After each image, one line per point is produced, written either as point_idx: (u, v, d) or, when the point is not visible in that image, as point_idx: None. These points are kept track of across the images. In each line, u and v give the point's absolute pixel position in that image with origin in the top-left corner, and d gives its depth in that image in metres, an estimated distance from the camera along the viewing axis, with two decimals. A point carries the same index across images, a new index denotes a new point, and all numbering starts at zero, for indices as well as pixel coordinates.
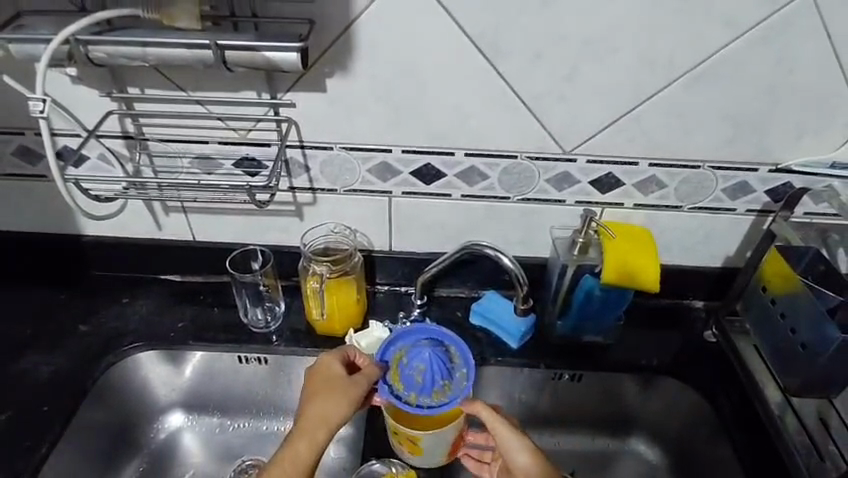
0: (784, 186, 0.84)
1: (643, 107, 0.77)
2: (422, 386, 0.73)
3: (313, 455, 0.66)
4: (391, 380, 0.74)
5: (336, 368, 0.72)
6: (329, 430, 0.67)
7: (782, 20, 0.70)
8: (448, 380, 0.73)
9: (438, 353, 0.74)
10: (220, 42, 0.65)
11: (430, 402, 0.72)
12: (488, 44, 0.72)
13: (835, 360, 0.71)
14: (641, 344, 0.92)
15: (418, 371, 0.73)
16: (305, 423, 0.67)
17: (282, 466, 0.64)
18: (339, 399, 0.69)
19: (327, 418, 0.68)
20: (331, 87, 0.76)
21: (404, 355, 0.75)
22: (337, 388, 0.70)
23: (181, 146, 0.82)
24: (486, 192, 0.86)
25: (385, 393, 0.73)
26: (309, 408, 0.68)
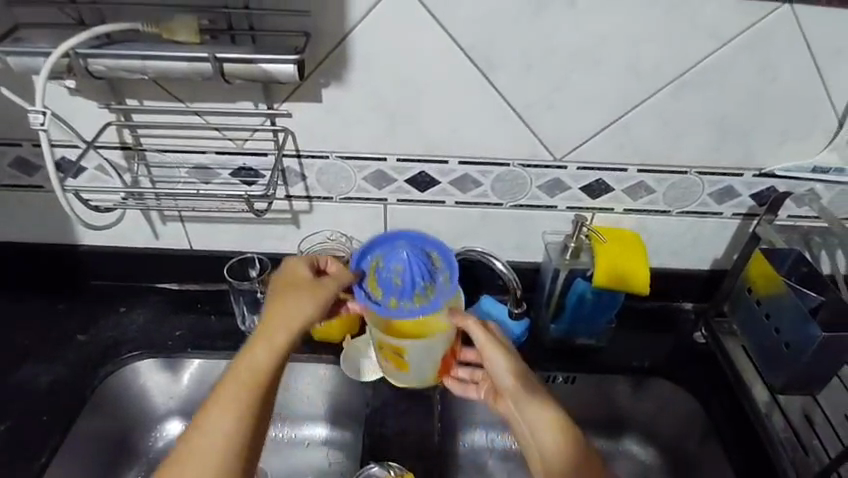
0: (768, 190, 0.86)
1: (631, 115, 0.79)
2: (401, 289, 0.72)
3: (276, 358, 0.65)
4: (370, 287, 0.74)
5: (303, 272, 0.72)
6: (291, 329, 0.67)
7: (762, 31, 0.72)
8: (428, 282, 0.72)
9: (416, 254, 0.72)
10: (218, 55, 0.66)
11: (411, 305, 0.72)
12: (480, 55, 0.74)
13: (817, 358, 0.73)
14: (633, 346, 0.94)
15: (396, 272, 0.72)
16: (270, 324, 0.67)
17: (243, 369, 0.64)
18: (301, 299, 0.68)
19: (292, 317, 0.67)
20: (327, 97, 0.78)
21: (381, 260, 0.74)
22: (301, 290, 0.69)
23: (179, 156, 0.84)
24: (480, 198, 0.88)
25: (363, 301, 0.73)
26: (272, 311, 0.68)
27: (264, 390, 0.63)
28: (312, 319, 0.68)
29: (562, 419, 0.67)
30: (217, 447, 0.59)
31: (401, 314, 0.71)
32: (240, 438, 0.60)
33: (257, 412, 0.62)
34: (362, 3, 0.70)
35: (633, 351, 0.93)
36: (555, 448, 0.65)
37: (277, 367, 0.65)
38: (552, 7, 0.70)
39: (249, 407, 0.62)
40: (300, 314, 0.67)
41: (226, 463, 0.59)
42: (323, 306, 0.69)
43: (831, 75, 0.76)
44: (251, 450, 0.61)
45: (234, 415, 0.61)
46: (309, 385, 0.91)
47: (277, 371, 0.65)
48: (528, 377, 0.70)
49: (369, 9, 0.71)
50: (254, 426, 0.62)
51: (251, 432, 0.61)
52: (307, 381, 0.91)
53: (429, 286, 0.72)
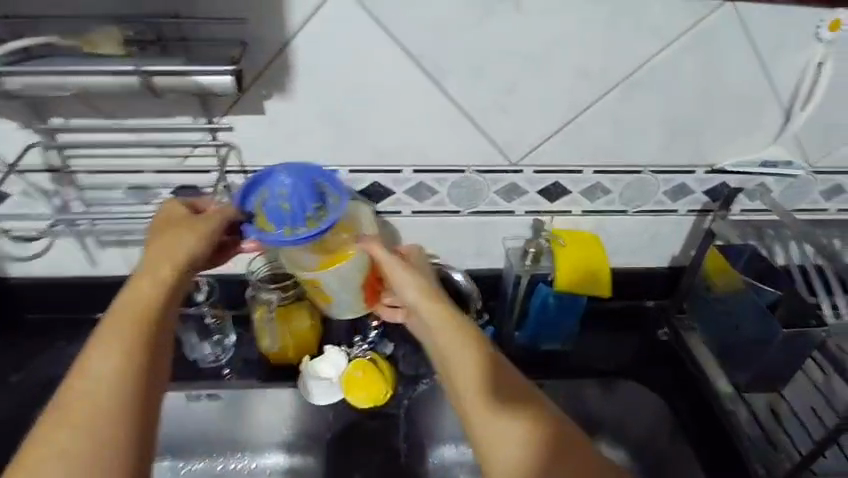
0: (721, 186, 0.87)
1: (584, 117, 0.78)
2: (292, 215, 0.67)
3: (162, 290, 0.59)
4: (258, 224, 0.67)
5: (180, 211, 0.67)
6: (173, 261, 0.61)
7: (706, 29, 0.73)
8: (320, 205, 0.68)
9: (300, 175, 0.68)
10: (146, 68, 0.62)
11: (305, 229, 0.65)
12: (428, 60, 0.72)
13: (783, 352, 0.74)
14: (598, 349, 0.94)
15: (283, 198, 0.67)
16: (149, 262, 0.61)
17: (123, 308, 0.56)
18: (183, 231, 0.63)
19: (174, 252, 0.62)
20: (270, 108, 0.74)
21: (263, 193, 0.68)
22: (182, 224, 0.64)
23: (114, 177, 0.78)
24: (437, 207, 0.85)
25: (255, 237, 0.66)
26: (151, 249, 0.62)
27: (150, 324, 0.56)
28: (199, 250, 0.63)
29: (477, 339, 0.61)
30: (102, 387, 0.50)
31: (296, 238, 0.64)
32: (128, 373, 0.52)
33: (146, 347, 0.55)
34: (301, 8, 0.67)
35: (598, 353, 0.93)
36: (471, 371, 0.58)
37: (164, 299, 0.59)
38: (499, 10, 0.69)
39: (134, 341, 0.54)
40: (184, 246, 0.62)
41: (117, 399, 0.50)
42: (210, 237, 0.65)
43: (773, 71, 0.77)
44: (148, 385, 0.53)
45: (118, 350, 0.53)
46: (267, 411, 0.86)
47: (164, 304, 0.59)
48: (442, 299, 0.66)
49: (309, 15, 0.67)
50: (147, 360, 0.54)
51: (143, 365, 0.53)
52: (266, 407, 0.86)
53: (322, 208, 0.67)
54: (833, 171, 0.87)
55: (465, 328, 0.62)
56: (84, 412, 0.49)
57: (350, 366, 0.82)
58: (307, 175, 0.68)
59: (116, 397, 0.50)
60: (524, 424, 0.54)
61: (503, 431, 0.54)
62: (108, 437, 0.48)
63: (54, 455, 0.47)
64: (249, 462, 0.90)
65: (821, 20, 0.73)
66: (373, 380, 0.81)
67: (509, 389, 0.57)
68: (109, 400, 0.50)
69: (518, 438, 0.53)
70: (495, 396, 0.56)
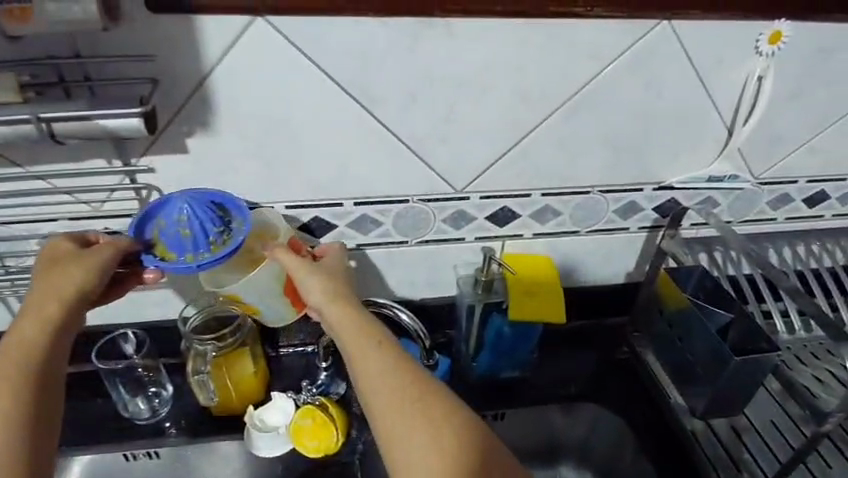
0: (669, 201, 0.86)
1: (527, 141, 0.76)
2: (193, 241, 0.65)
3: (48, 333, 0.54)
4: (157, 252, 0.65)
5: (68, 247, 0.61)
6: (60, 302, 0.55)
7: (643, 49, 0.71)
8: (222, 229, 0.66)
9: (197, 200, 0.66)
10: (43, 115, 0.56)
11: (208, 255, 0.64)
12: (360, 90, 0.68)
13: (735, 378, 0.72)
14: (558, 372, 0.91)
15: (182, 225, 0.65)
16: (33, 305, 0.55)
17: (7, 351, 0.52)
18: (71, 264, 0.58)
19: (60, 292, 0.56)
20: (193, 146, 0.69)
21: (161, 221, 0.66)
22: (70, 257, 0.59)
23: (26, 227, 0.72)
24: (382, 238, 0.81)
25: (155, 267, 0.64)
26: (37, 286, 0.57)
27: (37, 363, 0.52)
28: (91, 282, 0.58)
29: (389, 342, 0.57)
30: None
31: (200, 265, 0.63)
32: (14, 417, 0.48)
33: (34, 388, 0.50)
34: (217, 41, 0.62)
35: (558, 377, 0.90)
36: (381, 377, 0.55)
37: (54, 336, 0.54)
38: (430, 36, 0.66)
39: (19, 384, 0.50)
40: (72, 280, 0.57)
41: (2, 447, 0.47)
42: (102, 269, 0.59)
43: (713, 86, 0.76)
44: (39, 426, 0.49)
45: (4, 393, 0.49)
46: (214, 463, 0.81)
47: (54, 341, 0.54)
48: (352, 302, 0.62)
49: (228, 47, 0.63)
50: (35, 400, 0.50)
51: (32, 406, 0.49)
52: (212, 460, 0.81)
53: (225, 232, 0.66)
54: (777, 182, 0.87)
55: (376, 331, 0.58)
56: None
57: (299, 414, 0.77)
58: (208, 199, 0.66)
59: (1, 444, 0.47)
60: (439, 433, 0.51)
61: (417, 442, 0.51)
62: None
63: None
64: None
65: (760, 32, 0.73)
66: (324, 426, 0.76)
67: (423, 394, 0.54)
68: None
69: (434, 449, 0.51)
70: (408, 403, 0.53)
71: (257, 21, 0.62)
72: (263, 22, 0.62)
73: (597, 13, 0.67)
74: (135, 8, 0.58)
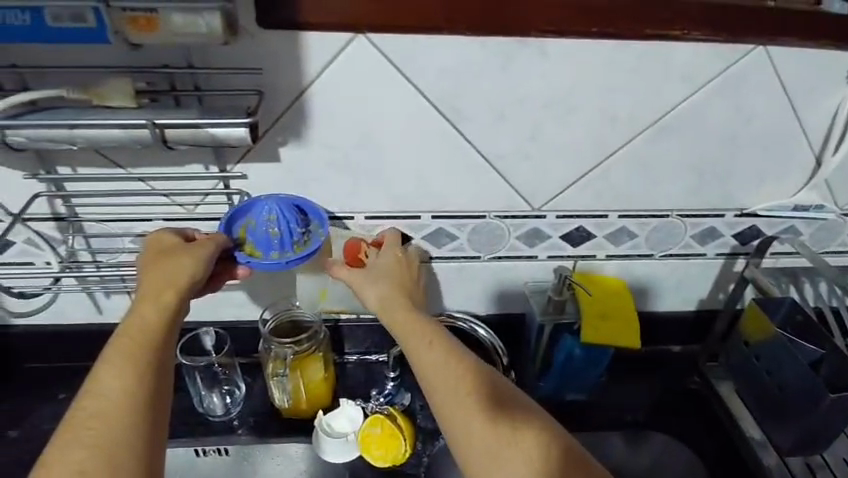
0: (751, 228, 0.84)
1: (609, 162, 0.76)
2: (280, 240, 0.69)
3: (165, 318, 0.57)
4: (246, 249, 0.69)
5: (172, 238, 0.65)
6: (175, 288, 0.59)
7: (738, 73, 0.70)
8: (305, 230, 0.70)
9: (285, 202, 0.70)
10: (157, 121, 0.59)
11: (294, 255, 0.68)
12: (449, 108, 0.69)
13: (837, 405, 0.71)
14: (625, 398, 0.89)
15: (271, 224, 0.69)
16: (148, 291, 0.59)
17: (130, 329, 0.55)
18: (180, 259, 0.62)
19: (174, 279, 0.60)
20: (285, 156, 0.71)
21: (251, 220, 0.70)
22: (178, 252, 0.63)
23: (123, 225, 0.75)
24: (455, 252, 0.82)
25: (245, 264, 0.67)
26: (148, 279, 0.60)
27: (155, 351, 0.54)
28: (199, 272, 0.62)
29: (444, 338, 0.60)
30: (121, 404, 0.50)
31: (287, 262, 0.67)
32: (138, 400, 0.50)
33: (155, 374, 0.53)
34: (317, 57, 0.64)
35: (623, 402, 0.89)
36: (440, 370, 0.58)
37: (168, 326, 0.57)
38: (523, 55, 0.66)
39: (141, 369, 0.52)
40: (182, 274, 0.61)
41: (130, 426, 0.49)
42: (208, 261, 0.63)
43: (806, 113, 0.74)
44: (158, 410, 0.51)
45: (134, 367, 0.52)
46: (279, 466, 0.83)
47: (171, 326, 0.57)
48: (408, 300, 0.65)
49: (327, 63, 0.65)
50: (154, 384, 0.52)
51: (152, 389, 0.52)
52: (277, 462, 0.83)
53: (307, 234, 0.70)
54: None
55: (431, 329, 0.61)
56: (96, 443, 0.47)
57: (368, 422, 0.78)
58: (293, 202, 0.71)
59: (127, 422, 0.49)
60: (497, 421, 0.54)
61: (478, 428, 0.54)
62: (121, 466, 0.47)
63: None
64: None
65: None
66: (393, 436, 0.77)
67: (479, 387, 0.57)
68: (120, 429, 0.48)
69: (495, 435, 0.54)
70: (465, 394, 0.56)
71: (357, 38, 0.64)
72: (364, 40, 0.64)
73: (692, 37, 0.66)
74: (249, 23, 0.61)
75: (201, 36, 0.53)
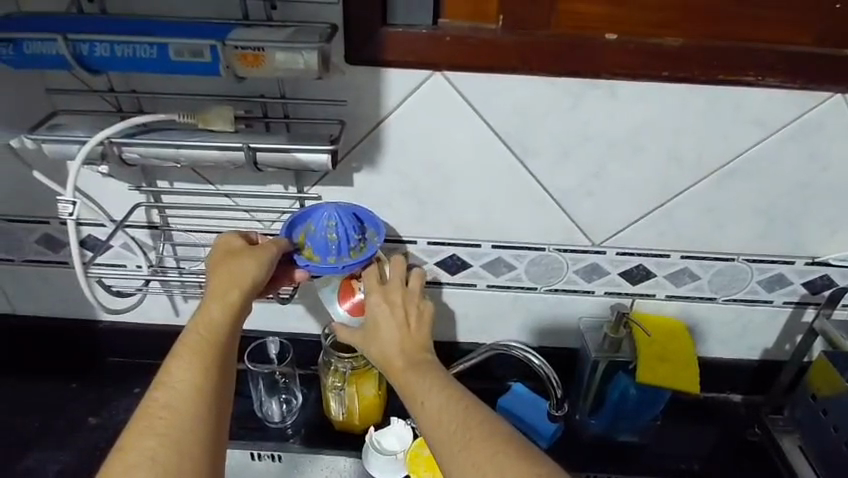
0: (822, 278, 0.81)
1: (673, 202, 0.76)
2: (338, 245, 0.71)
3: (229, 316, 0.62)
4: (305, 253, 0.72)
5: (237, 242, 0.69)
6: (239, 288, 0.63)
7: (812, 120, 0.69)
8: (361, 237, 0.73)
9: (343, 208, 0.73)
10: (252, 144, 0.65)
11: (350, 259, 0.71)
12: (515, 142, 0.72)
13: None
14: (681, 444, 0.87)
15: (330, 229, 0.71)
16: (214, 290, 0.63)
17: (199, 325, 0.60)
18: (245, 261, 0.66)
19: (239, 280, 0.64)
20: (358, 181, 0.76)
21: (311, 225, 0.73)
22: (242, 253, 0.67)
23: (205, 236, 0.82)
24: (513, 282, 0.83)
25: (304, 267, 0.71)
26: (217, 277, 0.65)
27: (219, 349, 0.59)
28: (264, 274, 0.66)
29: (436, 389, 0.57)
30: (187, 392, 0.54)
31: (342, 268, 0.70)
32: (205, 393, 0.55)
33: (218, 371, 0.57)
34: (396, 92, 0.69)
35: (678, 449, 0.86)
36: (435, 428, 0.54)
37: (232, 323, 0.62)
38: (592, 96, 0.69)
39: (206, 366, 0.57)
40: (249, 274, 0.65)
41: (197, 415, 0.53)
42: (272, 263, 0.67)
43: None
44: (219, 400, 0.56)
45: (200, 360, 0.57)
46: None
47: (233, 324, 0.62)
48: (407, 353, 0.62)
49: (404, 97, 0.70)
50: (216, 377, 0.56)
51: (214, 380, 0.56)
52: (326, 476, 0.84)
53: (363, 240, 0.73)
54: None
55: (424, 381, 0.59)
56: (168, 432, 0.51)
57: (418, 442, 0.81)
58: (352, 210, 0.73)
59: (190, 410, 0.53)
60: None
61: None
62: (184, 448, 0.51)
63: (146, 464, 0.49)
64: None
65: None
66: None
67: (472, 443, 0.52)
68: (188, 419, 0.52)
69: None
70: (459, 453, 0.51)
71: (435, 75, 0.68)
72: (441, 77, 0.68)
73: (766, 83, 0.67)
74: (339, 60, 0.67)
75: (300, 71, 0.59)
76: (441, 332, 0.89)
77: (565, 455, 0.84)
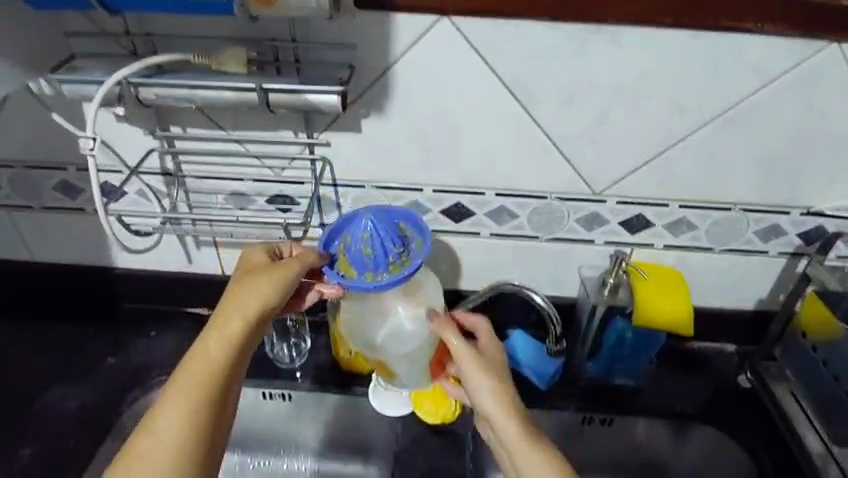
0: (817, 228, 0.83)
1: (673, 151, 0.78)
2: (374, 259, 0.69)
3: (229, 350, 0.63)
4: (342, 268, 0.70)
5: (258, 259, 0.70)
6: (244, 319, 0.64)
7: (811, 68, 0.71)
8: (400, 248, 0.69)
9: (378, 218, 0.70)
10: (264, 86, 0.67)
11: (387, 275, 0.68)
12: (520, 89, 0.74)
13: None
14: (675, 390, 0.90)
15: (366, 242, 0.69)
16: (221, 315, 0.64)
17: (199, 358, 0.62)
18: (258, 284, 0.66)
19: (245, 309, 0.64)
20: (366, 127, 0.78)
21: (349, 237, 0.71)
22: (257, 273, 0.67)
23: (217, 183, 0.84)
24: (515, 230, 0.86)
25: (338, 282, 0.69)
26: (228, 299, 0.65)
27: (214, 389, 0.61)
28: (273, 299, 0.66)
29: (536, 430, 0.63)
30: (173, 433, 0.57)
31: (378, 284, 0.67)
32: (192, 434, 0.58)
33: (210, 413, 0.60)
34: (404, 37, 0.71)
35: (673, 393, 0.89)
36: (534, 458, 0.60)
37: (230, 358, 0.62)
38: (595, 43, 0.70)
39: (197, 408, 0.59)
40: (257, 300, 0.65)
41: (178, 458, 0.57)
42: (281, 287, 0.67)
43: None
44: (205, 438, 0.59)
45: (192, 400, 0.59)
46: (335, 416, 0.91)
47: (233, 356, 0.63)
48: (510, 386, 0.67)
49: (412, 43, 0.71)
50: (204, 418, 0.59)
51: (199, 422, 0.59)
52: (333, 413, 0.91)
53: (403, 253, 0.69)
54: None
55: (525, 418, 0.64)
56: None
57: None
58: (389, 219, 0.71)
59: (172, 453, 0.57)
60: None
61: None
62: None
63: None
64: (310, 464, 0.94)
65: None
66: (445, 398, 0.85)
67: None
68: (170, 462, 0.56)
69: None
70: None
71: (442, 20, 0.70)
72: (448, 22, 0.70)
73: (765, 30, 0.68)
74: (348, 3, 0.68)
75: (312, 10, 0.61)
76: (446, 280, 0.92)
77: (563, 398, 0.88)
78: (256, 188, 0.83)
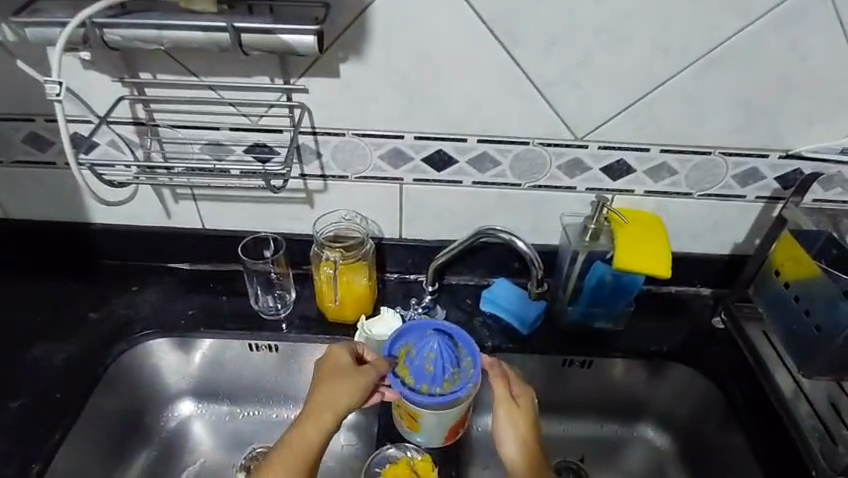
0: (794, 172, 0.84)
1: (656, 94, 0.77)
2: (433, 376, 0.74)
3: (319, 441, 0.68)
4: (401, 373, 0.74)
5: (346, 358, 0.74)
6: (333, 417, 0.69)
7: (796, 6, 0.70)
8: (457, 368, 0.74)
9: (445, 340, 0.75)
10: (236, 25, 0.64)
11: (440, 390, 0.73)
12: (503, 30, 0.72)
13: None
14: (653, 331, 0.93)
15: (429, 360, 0.74)
16: (314, 406, 0.70)
17: (293, 443, 0.68)
18: (346, 387, 0.71)
19: (335, 404, 0.70)
20: (345, 71, 0.76)
21: (413, 347, 0.75)
22: (343, 377, 0.72)
23: (192, 132, 0.82)
24: (497, 178, 0.86)
25: (397, 389, 0.73)
26: (319, 394, 0.71)
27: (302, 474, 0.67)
28: (357, 402, 0.71)
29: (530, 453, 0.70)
30: None
31: (434, 398, 0.72)
32: None
33: None
34: None
35: (650, 335, 0.92)
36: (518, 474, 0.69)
37: (318, 449, 0.68)
38: None
39: None
40: (344, 400, 0.70)
41: None
42: (366, 390, 0.72)
43: None
44: None
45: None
46: None
47: (321, 446, 0.69)
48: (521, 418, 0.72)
49: None
50: None
51: None
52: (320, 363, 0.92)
53: (459, 371, 0.74)
54: None
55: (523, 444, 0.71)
56: None
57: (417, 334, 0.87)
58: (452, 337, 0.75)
59: None
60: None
61: None
62: None
63: None
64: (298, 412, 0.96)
65: None
66: None
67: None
68: None
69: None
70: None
71: None
72: None
73: None
74: None
75: None
76: (429, 231, 0.93)
77: (544, 342, 0.91)
78: (233, 136, 0.81)
